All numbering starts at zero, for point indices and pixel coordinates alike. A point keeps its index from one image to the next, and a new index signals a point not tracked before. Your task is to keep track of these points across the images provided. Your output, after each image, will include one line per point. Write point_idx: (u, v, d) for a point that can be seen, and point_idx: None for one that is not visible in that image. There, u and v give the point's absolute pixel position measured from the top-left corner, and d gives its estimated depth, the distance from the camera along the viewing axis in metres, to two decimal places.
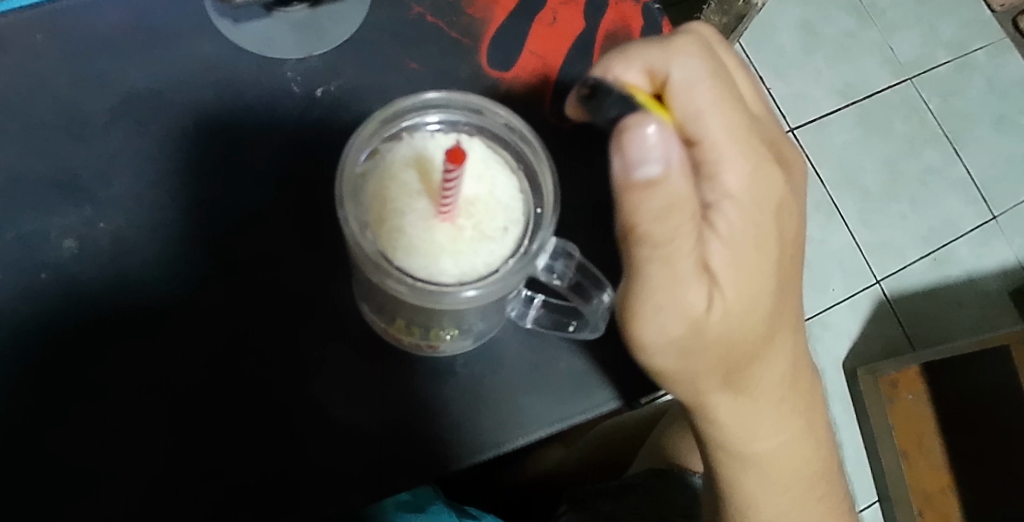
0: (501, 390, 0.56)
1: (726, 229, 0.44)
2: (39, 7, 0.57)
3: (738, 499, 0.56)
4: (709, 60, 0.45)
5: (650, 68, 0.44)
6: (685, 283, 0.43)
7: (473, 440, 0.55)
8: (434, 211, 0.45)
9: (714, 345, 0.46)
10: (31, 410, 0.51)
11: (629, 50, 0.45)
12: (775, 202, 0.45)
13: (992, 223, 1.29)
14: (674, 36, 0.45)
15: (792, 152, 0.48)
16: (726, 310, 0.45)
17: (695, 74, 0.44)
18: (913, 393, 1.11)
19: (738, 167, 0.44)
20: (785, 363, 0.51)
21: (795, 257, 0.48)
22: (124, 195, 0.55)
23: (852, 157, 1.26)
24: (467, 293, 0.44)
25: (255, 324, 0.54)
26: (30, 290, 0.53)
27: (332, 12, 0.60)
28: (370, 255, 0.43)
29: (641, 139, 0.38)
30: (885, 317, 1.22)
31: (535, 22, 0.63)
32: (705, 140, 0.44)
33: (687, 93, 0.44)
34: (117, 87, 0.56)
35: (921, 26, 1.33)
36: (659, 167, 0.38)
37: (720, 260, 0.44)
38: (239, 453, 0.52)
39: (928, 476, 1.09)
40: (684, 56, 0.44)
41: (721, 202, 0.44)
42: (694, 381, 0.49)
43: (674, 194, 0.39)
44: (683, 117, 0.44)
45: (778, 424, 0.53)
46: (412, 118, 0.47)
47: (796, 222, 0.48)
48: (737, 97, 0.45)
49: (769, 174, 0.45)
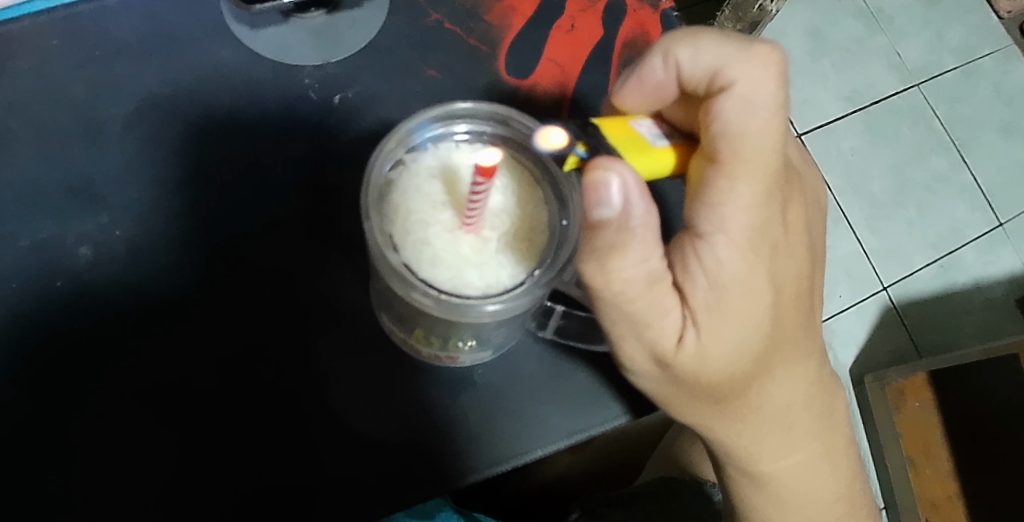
0: (512, 408, 0.55)
1: (716, 266, 0.44)
2: (53, 11, 0.57)
3: (745, 508, 0.57)
4: (778, 84, 0.44)
5: (716, 69, 0.46)
6: (656, 319, 0.44)
7: (479, 459, 0.54)
8: (458, 223, 0.46)
9: (688, 378, 0.47)
10: (45, 420, 0.50)
11: (703, 42, 0.47)
12: (768, 244, 0.45)
13: (999, 230, 1.29)
14: (760, 46, 0.45)
15: (799, 195, 0.48)
16: (700, 349, 0.45)
17: (757, 95, 0.44)
18: (920, 400, 1.11)
19: (746, 203, 0.43)
20: (793, 389, 0.51)
21: (795, 300, 0.48)
22: (140, 201, 0.54)
23: (860, 163, 1.26)
24: (491, 306, 0.44)
25: (271, 332, 0.54)
26: (46, 298, 0.52)
27: (349, 18, 0.60)
28: (394, 268, 0.44)
29: (603, 185, 0.39)
30: (892, 324, 1.22)
31: (552, 30, 0.63)
32: (727, 157, 0.43)
33: (741, 110, 0.44)
34: (133, 93, 0.56)
35: (929, 32, 1.33)
36: (613, 210, 0.40)
37: (701, 298, 0.45)
38: (252, 464, 0.51)
39: (933, 483, 1.07)
40: (756, 71, 0.44)
41: (714, 235, 0.44)
42: (678, 405, 0.50)
43: (622, 239, 0.41)
44: (717, 131, 0.44)
45: (792, 442, 0.53)
46: (438, 128, 0.47)
47: (797, 265, 0.47)
48: (784, 127, 0.44)
49: (771, 216, 0.45)
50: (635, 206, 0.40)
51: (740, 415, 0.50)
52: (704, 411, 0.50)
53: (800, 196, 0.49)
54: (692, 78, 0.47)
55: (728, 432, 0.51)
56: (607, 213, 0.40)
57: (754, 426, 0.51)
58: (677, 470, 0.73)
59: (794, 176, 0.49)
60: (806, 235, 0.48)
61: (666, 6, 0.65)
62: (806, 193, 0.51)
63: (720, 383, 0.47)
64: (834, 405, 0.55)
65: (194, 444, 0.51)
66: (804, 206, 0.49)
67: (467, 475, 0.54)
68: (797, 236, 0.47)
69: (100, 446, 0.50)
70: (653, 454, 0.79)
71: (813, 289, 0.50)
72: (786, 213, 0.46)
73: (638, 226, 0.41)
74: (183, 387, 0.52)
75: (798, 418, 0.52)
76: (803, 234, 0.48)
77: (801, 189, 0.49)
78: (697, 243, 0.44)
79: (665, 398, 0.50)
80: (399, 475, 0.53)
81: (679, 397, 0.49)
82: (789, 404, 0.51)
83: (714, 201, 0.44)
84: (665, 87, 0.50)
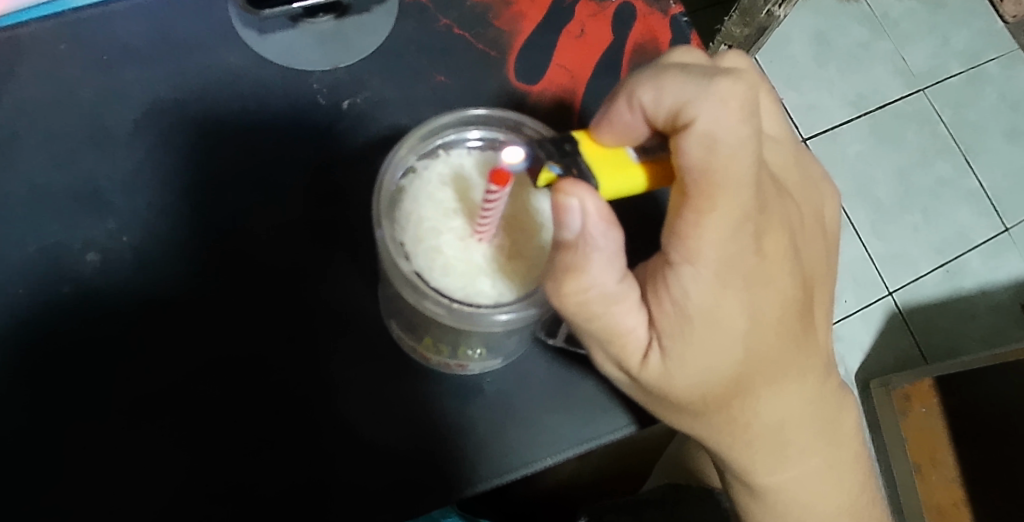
0: (509, 419, 0.55)
1: (683, 295, 0.42)
2: (61, 16, 0.57)
3: (743, 512, 0.57)
4: (744, 118, 0.40)
5: (680, 108, 0.41)
6: (621, 337, 0.44)
7: (465, 473, 0.53)
8: (470, 232, 0.46)
9: (658, 393, 0.47)
10: (48, 428, 0.50)
11: (664, 77, 0.42)
12: (741, 275, 0.42)
13: (1004, 235, 1.28)
14: (723, 79, 0.40)
15: (784, 224, 0.44)
16: (667, 370, 0.45)
17: (723, 132, 0.40)
18: (926, 405, 1.10)
19: (714, 239, 0.41)
20: (785, 410, 0.49)
21: (777, 332, 0.45)
22: (147, 206, 0.54)
23: (864, 168, 1.26)
24: (502, 316, 0.45)
25: (279, 338, 0.53)
26: (53, 304, 0.52)
27: (359, 23, 0.60)
28: (405, 277, 0.44)
29: (564, 210, 0.39)
30: (897, 329, 1.21)
31: (563, 34, 0.63)
32: (693, 193, 0.40)
33: (703, 148, 0.40)
34: (141, 98, 0.56)
35: (934, 37, 1.33)
36: (573, 233, 0.40)
37: (668, 324, 0.43)
38: (248, 477, 0.51)
39: (940, 490, 1.05)
40: (719, 107, 0.40)
41: (683, 265, 0.42)
42: (661, 414, 0.50)
43: (580, 263, 0.41)
44: (682, 167, 0.41)
45: (788, 458, 0.51)
46: (451, 134, 0.48)
47: (779, 297, 0.44)
48: (757, 161, 0.40)
49: (743, 249, 0.42)
50: (595, 234, 0.39)
51: (725, 431, 0.49)
52: (682, 423, 0.49)
53: (785, 221, 0.45)
54: (656, 119, 0.43)
55: (717, 443, 0.50)
56: (568, 235, 0.40)
57: (742, 442, 0.49)
58: (684, 476, 0.72)
59: (782, 199, 0.46)
60: (792, 262, 0.45)
61: (676, 11, 0.65)
62: (795, 213, 0.47)
63: (692, 403, 0.46)
64: (839, 420, 0.53)
65: (201, 450, 0.51)
66: (789, 232, 0.45)
67: (458, 489, 0.53)
68: (777, 266, 0.44)
69: (105, 452, 0.50)
70: (659, 460, 0.79)
71: (804, 318, 0.47)
72: (762, 243, 0.43)
73: (600, 251, 0.40)
74: (190, 393, 0.51)
75: (795, 435, 0.51)
76: (788, 262, 0.44)
77: (788, 214, 0.45)
78: (666, 270, 0.42)
79: (651, 406, 0.49)
80: (407, 481, 0.53)
81: (659, 408, 0.49)
82: (782, 423, 0.49)
83: (684, 233, 0.41)
84: (635, 129, 0.44)
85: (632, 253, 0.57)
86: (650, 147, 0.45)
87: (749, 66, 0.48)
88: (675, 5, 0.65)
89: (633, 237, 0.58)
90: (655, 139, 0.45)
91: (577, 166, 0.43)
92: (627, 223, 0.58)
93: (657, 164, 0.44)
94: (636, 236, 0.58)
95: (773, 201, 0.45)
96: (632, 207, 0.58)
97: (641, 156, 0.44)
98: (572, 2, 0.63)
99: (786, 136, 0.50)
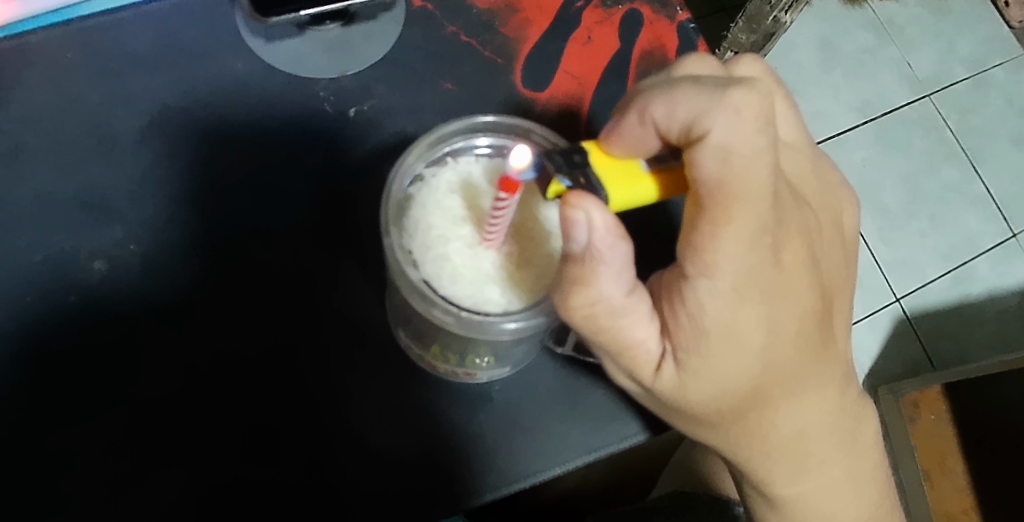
0: (521, 431, 0.54)
1: (698, 308, 0.42)
2: (68, 23, 0.57)
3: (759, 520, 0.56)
4: (759, 128, 0.39)
5: (692, 121, 0.41)
6: (634, 349, 0.44)
7: (476, 482, 0.53)
8: (478, 239, 0.46)
9: (672, 403, 0.46)
10: (52, 436, 0.49)
11: (675, 91, 0.42)
12: (759, 287, 0.42)
13: (1013, 241, 1.28)
14: (737, 89, 0.40)
15: (801, 232, 0.44)
16: (681, 382, 0.44)
17: (737, 142, 0.39)
18: (935, 412, 1.08)
19: (731, 251, 0.40)
20: (802, 419, 0.48)
21: (795, 343, 0.45)
22: (155, 213, 0.54)
23: (872, 174, 1.25)
24: (508, 324, 0.45)
25: (282, 344, 0.53)
26: (59, 313, 0.51)
27: (365, 31, 0.60)
28: (414, 284, 0.44)
29: (571, 224, 0.39)
30: (906, 336, 1.21)
31: (569, 42, 0.62)
32: (708, 205, 0.40)
33: (718, 160, 0.39)
34: (149, 106, 0.56)
35: (940, 41, 1.32)
36: (580, 246, 0.40)
37: (685, 337, 0.43)
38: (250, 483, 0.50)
39: (951, 497, 1.03)
40: (733, 118, 0.39)
41: (698, 278, 0.41)
42: (677, 424, 0.49)
43: (587, 276, 0.40)
44: (696, 180, 0.40)
45: (806, 469, 0.51)
46: (458, 141, 0.48)
47: (798, 308, 0.44)
48: (772, 171, 0.40)
49: (762, 261, 0.41)
50: (601, 248, 0.39)
51: (743, 441, 0.48)
52: (698, 433, 0.49)
53: (804, 231, 0.44)
54: (669, 134, 0.42)
55: (734, 453, 0.49)
56: (575, 247, 0.40)
57: (759, 453, 0.49)
58: (691, 484, 0.70)
59: (800, 208, 0.45)
60: (811, 273, 0.44)
61: (683, 17, 0.65)
62: (813, 222, 0.46)
63: (707, 414, 0.46)
64: (859, 431, 0.52)
65: (210, 455, 0.50)
66: (807, 242, 0.44)
67: (466, 500, 0.53)
68: (796, 277, 0.43)
69: (112, 457, 0.49)
70: (666, 467, 0.78)
71: (824, 329, 0.46)
72: (781, 254, 0.42)
73: (606, 265, 0.40)
74: (191, 398, 0.51)
75: (813, 446, 0.50)
76: (805, 272, 0.44)
77: (805, 221, 0.45)
78: (682, 283, 0.42)
79: (666, 415, 0.49)
80: (418, 489, 0.52)
81: (675, 418, 0.48)
82: (799, 433, 0.49)
83: (700, 246, 0.40)
84: (645, 141, 0.43)
85: (642, 260, 0.57)
86: (663, 157, 0.44)
87: (763, 73, 0.48)
88: (682, 12, 0.65)
89: (642, 244, 0.58)
90: (667, 148, 0.44)
91: (586, 176, 0.42)
92: (634, 231, 0.58)
93: (669, 173, 0.43)
94: (645, 244, 0.57)
95: (792, 210, 0.44)
96: (641, 214, 0.58)
97: (653, 166, 0.44)
98: (579, 7, 0.63)
99: (801, 142, 0.50)
